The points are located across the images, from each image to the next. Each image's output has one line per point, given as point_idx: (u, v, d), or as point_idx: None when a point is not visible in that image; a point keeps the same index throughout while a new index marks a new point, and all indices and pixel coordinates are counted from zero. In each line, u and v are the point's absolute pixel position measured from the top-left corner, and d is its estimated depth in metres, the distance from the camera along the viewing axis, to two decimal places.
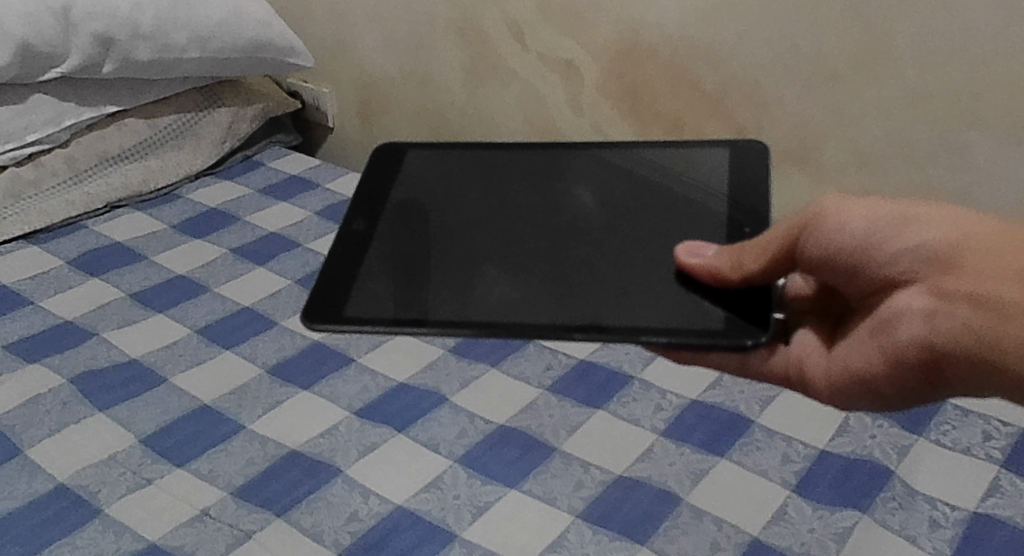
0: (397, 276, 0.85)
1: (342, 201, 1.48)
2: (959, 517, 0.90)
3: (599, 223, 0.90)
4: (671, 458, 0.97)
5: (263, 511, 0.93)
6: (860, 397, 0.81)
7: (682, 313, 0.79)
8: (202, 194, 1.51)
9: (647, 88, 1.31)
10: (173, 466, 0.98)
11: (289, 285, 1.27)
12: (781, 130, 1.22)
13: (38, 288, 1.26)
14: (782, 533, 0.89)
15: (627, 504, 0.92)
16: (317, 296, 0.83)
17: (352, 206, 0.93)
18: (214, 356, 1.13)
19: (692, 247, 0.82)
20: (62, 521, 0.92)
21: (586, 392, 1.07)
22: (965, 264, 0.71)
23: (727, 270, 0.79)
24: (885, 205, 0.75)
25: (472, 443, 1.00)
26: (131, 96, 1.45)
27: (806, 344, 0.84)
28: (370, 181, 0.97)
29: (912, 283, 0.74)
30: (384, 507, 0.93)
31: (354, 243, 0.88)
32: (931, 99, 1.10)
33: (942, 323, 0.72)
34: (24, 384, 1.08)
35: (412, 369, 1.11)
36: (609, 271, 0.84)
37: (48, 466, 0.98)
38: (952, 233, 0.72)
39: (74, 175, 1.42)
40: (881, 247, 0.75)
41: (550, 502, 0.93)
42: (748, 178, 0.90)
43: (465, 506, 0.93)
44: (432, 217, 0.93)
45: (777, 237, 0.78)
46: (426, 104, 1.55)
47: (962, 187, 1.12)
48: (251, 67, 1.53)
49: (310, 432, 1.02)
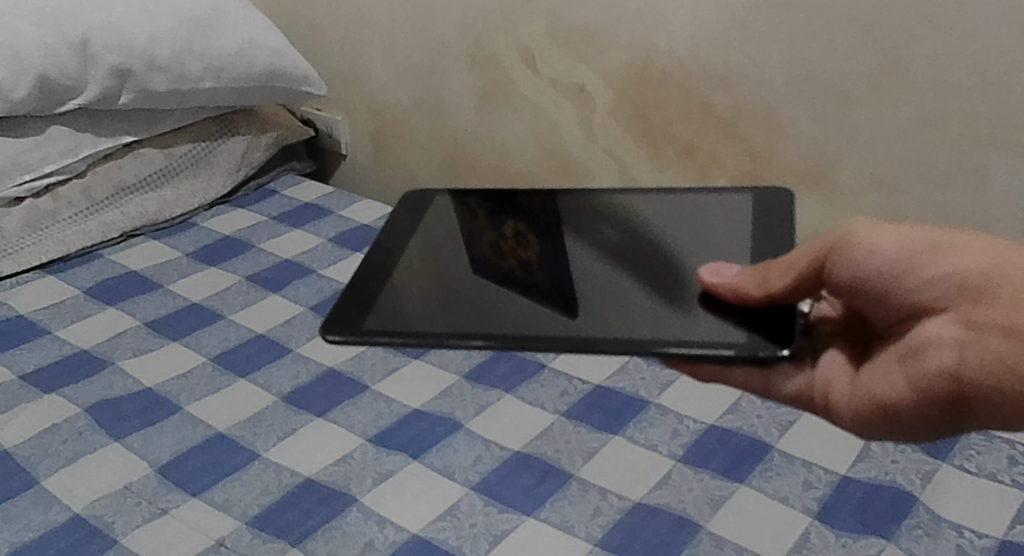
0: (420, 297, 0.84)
1: (356, 228, 1.48)
2: (987, 545, 0.89)
3: (625, 253, 0.89)
4: (689, 482, 0.97)
5: (278, 541, 0.92)
6: (884, 426, 0.80)
7: (707, 330, 0.77)
8: (216, 222, 1.51)
9: (659, 112, 1.31)
10: (188, 495, 0.97)
11: (303, 312, 1.27)
12: (795, 152, 1.21)
13: (55, 317, 1.26)
14: None
15: (645, 532, 0.91)
16: (337, 310, 0.83)
17: (379, 237, 0.93)
18: (230, 384, 1.13)
19: (716, 266, 0.81)
20: (78, 552, 0.91)
21: (602, 417, 1.06)
22: (998, 294, 0.71)
23: (751, 289, 0.78)
24: (917, 231, 0.75)
25: (488, 470, 0.99)
26: (147, 127, 1.45)
27: (833, 366, 0.82)
28: (394, 216, 0.97)
29: (943, 312, 0.74)
30: (400, 536, 0.92)
31: (375, 267, 0.88)
32: (944, 122, 1.10)
33: (974, 353, 0.71)
34: (40, 414, 1.07)
35: (426, 396, 1.10)
36: (632, 296, 0.83)
37: (64, 497, 0.97)
38: (986, 263, 0.72)
39: (90, 206, 1.42)
40: (913, 273, 0.75)
41: (567, 530, 0.92)
42: (774, 225, 0.91)
43: (482, 535, 0.92)
44: (453, 250, 0.92)
45: (806, 256, 0.78)
46: (439, 131, 1.56)
47: (980, 208, 1.11)
48: (266, 97, 1.54)
49: (325, 461, 1.01)
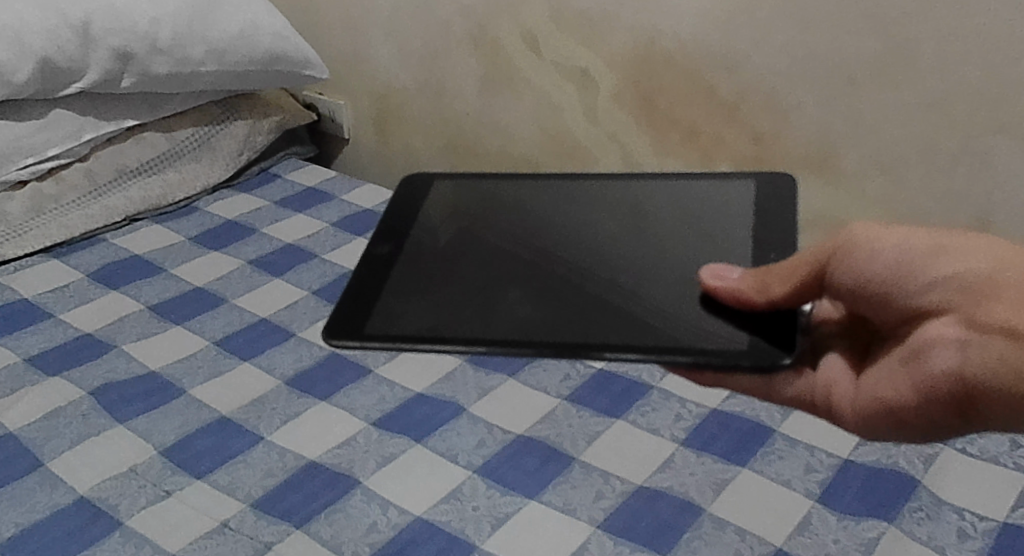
0: (420, 298, 0.85)
1: (359, 213, 1.48)
2: (988, 528, 0.89)
3: (630, 247, 0.89)
4: (692, 465, 0.97)
5: (282, 523, 0.93)
6: (887, 428, 0.80)
7: (707, 333, 0.77)
8: (219, 206, 1.51)
9: (662, 96, 1.31)
10: (193, 478, 0.98)
11: (306, 296, 1.27)
12: (798, 136, 1.21)
13: (59, 301, 1.26)
14: (805, 544, 0.88)
15: (648, 514, 0.92)
16: (340, 312, 0.83)
17: (380, 231, 0.93)
18: (233, 367, 1.13)
19: (715, 270, 0.81)
20: (83, 533, 0.92)
21: (605, 401, 1.06)
22: (999, 296, 0.71)
23: (753, 294, 0.78)
24: (918, 236, 0.76)
25: (490, 453, 1.00)
26: (149, 110, 1.46)
27: (836, 370, 0.83)
28: (395, 209, 0.96)
29: (943, 314, 0.74)
30: (403, 518, 0.93)
31: (376, 266, 0.88)
32: (948, 106, 1.10)
33: (974, 354, 0.71)
34: (45, 397, 1.08)
35: (429, 379, 1.10)
36: (633, 293, 0.83)
37: (71, 479, 0.98)
38: (986, 265, 0.73)
39: (92, 190, 1.42)
40: (913, 276, 0.75)
41: (570, 513, 0.92)
42: (775, 209, 0.90)
43: (485, 517, 0.93)
44: (456, 243, 0.92)
45: (807, 262, 0.78)
46: (441, 115, 1.55)
47: (984, 192, 1.11)
48: (268, 81, 1.53)
49: (328, 444, 1.02)
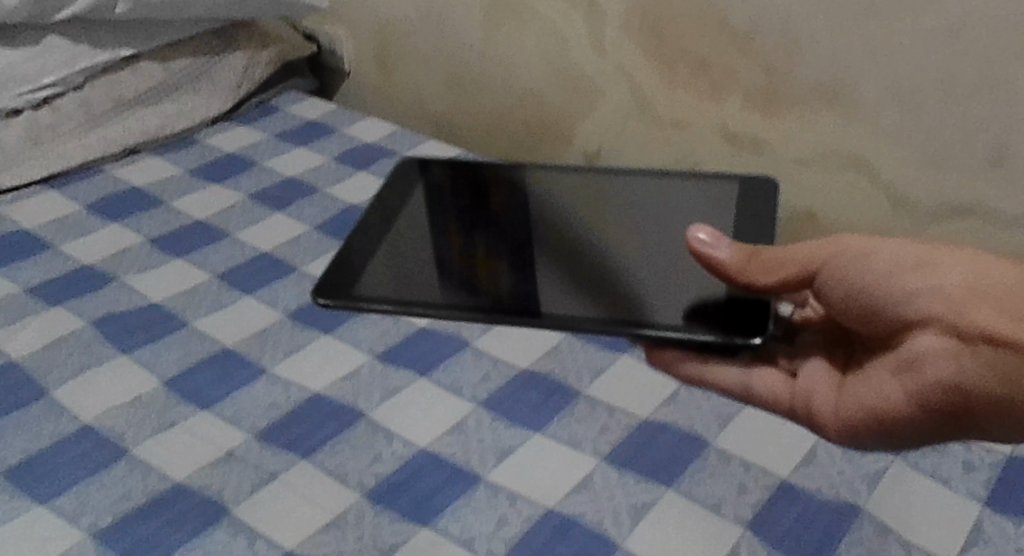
0: (409, 269, 1.05)
1: (360, 147, 1.47)
2: (994, 461, 0.91)
3: (650, 245, 1.08)
4: (696, 398, 0.98)
5: (287, 453, 0.93)
6: (872, 437, 0.85)
7: (625, 304, 0.98)
8: (218, 139, 1.50)
9: (671, 27, 1.29)
10: (197, 408, 0.98)
11: (307, 230, 1.26)
12: (811, 68, 1.20)
13: (58, 233, 1.25)
14: (812, 477, 0.90)
15: (652, 448, 0.93)
16: (328, 276, 1.05)
17: (375, 208, 1.16)
18: (235, 301, 1.13)
19: (708, 233, 0.90)
20: (89, 461, 0.92)
21: (609, 336, 1.06)
22: (978, 307, 0.79)
23: (736, 271, 0.89)
24: (908, 247, 0.84)
25: (495, 386, 1.00)
26: (144, 39, 1.43)
27: (817, 374, 0.91)
28: (386, 190, 1.20)
29: (928, 326, 0.81)
30: (408, 449, 0.93)
31: (358, 237, 1.10)
32: (974, 32, 1.07)
33: (965, 363, 0.78)
34: (47, 326, 1.08)
35: (433, 314, 1.10)
36: (598, 289, 1.01)
37: (74, 408, 0.98)
38: (969, 275, 0.81)
39: (89, 120, 1.41)
40: (901, 284, 0.83)
41: (574, 445, 0.93)
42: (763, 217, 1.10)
43: (490, 449, 0.93)
44: (443, 227, 1.13)
45: (798, 264, 0.87)
46: (445, 47, 1.54)
47: (1007, 122, 1.09)
48: (266, 8, 1.51)
49: (333, 376, 1.02)
